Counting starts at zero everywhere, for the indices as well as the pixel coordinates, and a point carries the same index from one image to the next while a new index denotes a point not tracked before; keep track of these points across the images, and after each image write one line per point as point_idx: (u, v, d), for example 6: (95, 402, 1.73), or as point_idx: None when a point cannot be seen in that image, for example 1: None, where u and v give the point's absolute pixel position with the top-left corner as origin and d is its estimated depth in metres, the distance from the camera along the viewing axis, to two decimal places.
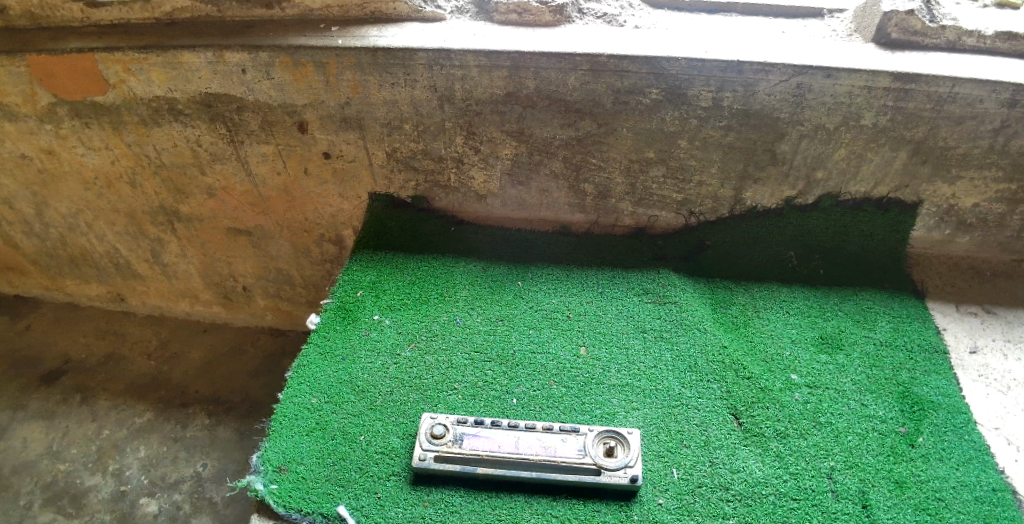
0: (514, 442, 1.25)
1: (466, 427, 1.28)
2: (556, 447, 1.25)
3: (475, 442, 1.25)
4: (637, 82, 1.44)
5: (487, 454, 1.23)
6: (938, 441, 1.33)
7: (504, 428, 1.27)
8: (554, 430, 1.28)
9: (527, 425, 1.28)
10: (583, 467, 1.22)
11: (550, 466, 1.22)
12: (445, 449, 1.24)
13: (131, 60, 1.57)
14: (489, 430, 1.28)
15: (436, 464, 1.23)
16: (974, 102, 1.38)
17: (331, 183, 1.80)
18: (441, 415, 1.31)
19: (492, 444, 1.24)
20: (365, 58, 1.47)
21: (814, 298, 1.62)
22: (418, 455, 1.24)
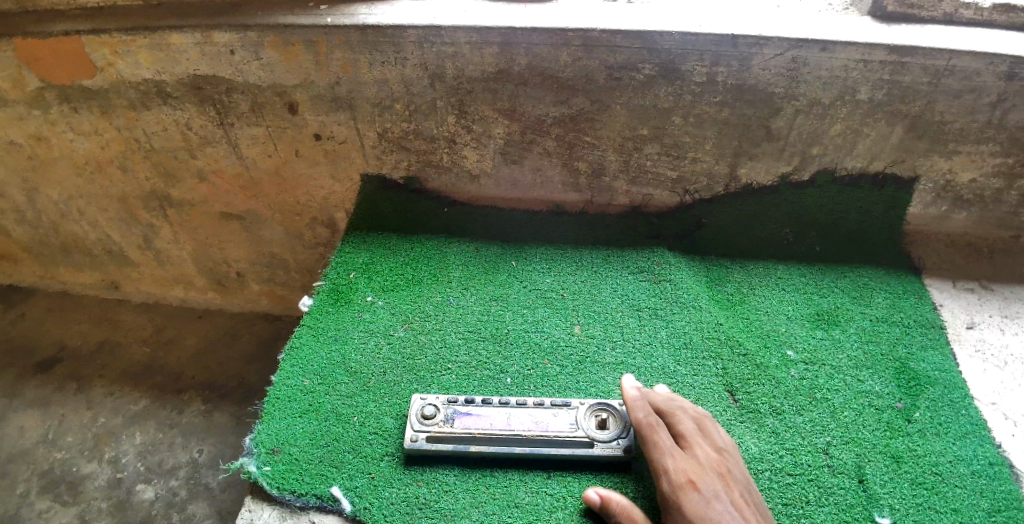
0: (505, 419, 1.25)
1: (457, 406, 1.28)
2: (548, 421, 1.25)
3: (467, 421, 1.25)
4: (631, 56, 1.42)
5: (479, 433, 1.23)
6: (935, 415, 1.33)
7: (495, 405, 1.27)
8: (545, 405, 1.28)
9: (518, 401, 1.28)
10: (575, 440, 1.22)
11: (543, 441, 1.22)
12: (437, 430, 1.24)
13: (119, 41, 1.55)
14: (479, 407, 1.27)
15: (428, 445, 1.22)
16: (972, 75, 1.37)
17: (323, 164, 1.78)
18: (431, 396, 1.30)
19: (485, 422, 1.24)
20: (354, 36, 1.45)
21: (810, 275, 1.61)
22: (409, 436, 1.23)
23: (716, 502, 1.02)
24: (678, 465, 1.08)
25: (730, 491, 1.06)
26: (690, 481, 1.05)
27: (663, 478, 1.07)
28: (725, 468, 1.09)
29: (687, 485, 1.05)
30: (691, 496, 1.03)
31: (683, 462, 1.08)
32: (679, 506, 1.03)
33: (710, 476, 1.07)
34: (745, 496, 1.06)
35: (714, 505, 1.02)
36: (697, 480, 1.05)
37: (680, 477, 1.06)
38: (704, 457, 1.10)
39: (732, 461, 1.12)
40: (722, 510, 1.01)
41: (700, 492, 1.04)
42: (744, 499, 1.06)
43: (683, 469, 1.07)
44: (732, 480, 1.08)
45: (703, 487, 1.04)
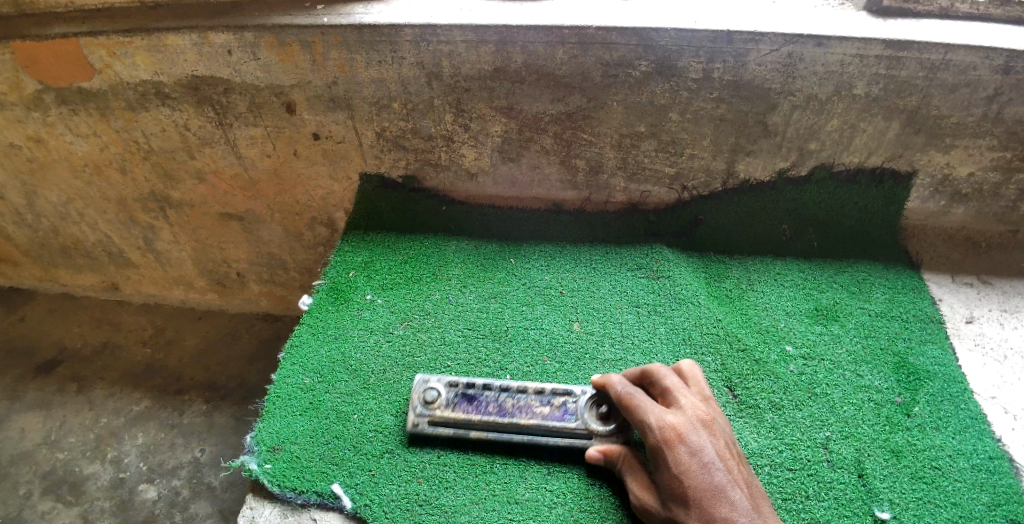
0: (506, 405, 1.25)
1: (459, 391, 1.28)
2: (548, 410, 1.25)
3: (467, 407, 1.25)
4: (627, 53, 1.42)
5: (480, 420, 1.24)
6: (934, 410, 1.33)
7: (496, 391, 1.27)
8: (546, 393, 1.27)
9: (520, 388, 1.28)
10: (574, 432, 1.22)
11: (541, 429, 1.23)
12: (438, 414, 1.25)
13: (116, 43, 1.55)
14: (481, 393, 1.27)
15: (429, 428, 1.25)
16: (968, 69, 1.37)
17: (321, 164, 1.79)
18: (433, 377, 1.29)
19: (486, 409, 1.25)
20: (351, 36, 1.46)
21: (808, 270, 1.61)
22: (412, 420, 1.25)
23: (702, 454, 1.00)
24: (663, 418, 1.05)
25: (714, 441, 1.04)
26: (676, 432, 1.02)
27: (649, 433, 1.04)
28: (708, 419, 1.08)
29: (674, 438, 1.02)
30: (677, 448, 1.01)
31: (668, 415, 1.05)
32: (665, 460, 1.01)
33: (697, 427, 1.05)
34: (728, 446, 1.05)
35: (700, 457, 1.00)
36: (683, 431, 1.03)
37: (665, 430, 1.03)
38: (688, 410, 1.08)
39: (715, 413, 1.11)
40: (707, 460, 1.00)
41: (686, 443, 1.01)
42: (727, 448, 1.05)
43: (669, 421, 1.04)
44: (716, 430, 1.07)
45: (689, 438, 1.02)
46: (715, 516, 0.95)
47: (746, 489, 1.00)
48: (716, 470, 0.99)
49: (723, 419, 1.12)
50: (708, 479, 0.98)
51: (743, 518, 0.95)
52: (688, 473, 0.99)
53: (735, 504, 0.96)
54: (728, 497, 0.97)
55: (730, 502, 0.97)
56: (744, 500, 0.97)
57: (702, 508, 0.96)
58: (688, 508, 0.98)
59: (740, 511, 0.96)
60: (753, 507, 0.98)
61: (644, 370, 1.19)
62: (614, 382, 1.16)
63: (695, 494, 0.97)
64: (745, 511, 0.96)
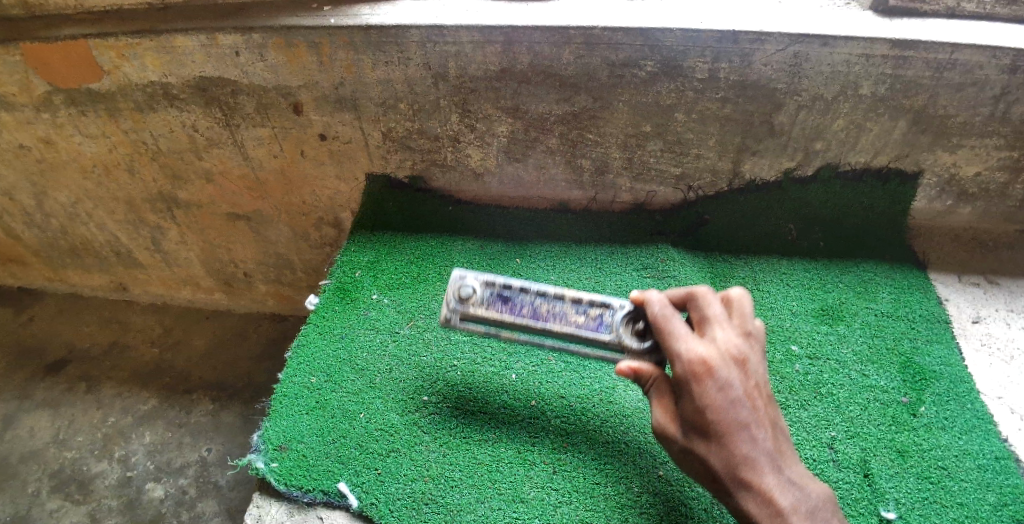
0: (539, 310, 1.13)
1: (494, 290, 1.14)
2: (583, 320, 1.12)
3: (500, 308, 1.13)
4: (632, 54, 1.43)
5: (511, 322, 1.13)
6: (940, 410, 1.33)
7: (531, 295, 1.13)
8: (584, 302, 1.13)
9: (557, 294, 1.13)
10: (607, 345, 1.10)
11: (571, 339, 1.12)
12: (469, 311, 1.14)
13: (125, 45, 1.57)
14: (516, 295, 1.14)
15: (459, 324, 1.15)
16: (974, 68, 1.37)
17: (328, 165, 1.80)
18: (469, 274, 1.15)
19: (519, 311, 1.13)
20: (357, 37, 1.47)
21: (814, 269, 1.61)
22: (444, 315, 1.15)
23: (733, 392, 0.89)
24: (698, 350, 0.91)
25: (749, 377, 0.93)
26: (709, 366, 0.90)
27: (678, 363, 0.92)
28: (747, 352, 0.95)
29: (703, 371, 0.90)
30: (707, 383, 0.89)
31: (703, 347, 0.92)
32: (692, 393, 0.89)
33: (731, 362, 0.92)
34: (761, 382, 0.95)
35: (732, 394, 0.89)
36: (718, 366, 0.90)
37: (694, 362, 0.90)
38: (727, 342, 0.94)
39: (754, 347, 0.99)
40: (738, 399, 0.89)
41: (716, 379, 0.89)
42: (759, 385, 0.94)
43: (703, 353, 0.91)
44: (751, 364, 0.95)
45: (723, 374, 0.90)
46: (735, 455, 0.89)
47: (772, 428, 0.92)
48: (745, 408, 0.90)
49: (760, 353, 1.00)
50: (735, 417, 0.89)
51: (763, 458, 0.89)
52: (716, 410, 0.88)
53: (758, 444, 0.89)
54: (749, 434, 0.89)
55: (753, 441, 0.89)
56: (768, 440, 0.90)
57: (723, 445, 0.89)
58: (708, 442, 0.90)
59: (762, 451, 0.89)
60: (775, 447, 0.91)
61: (687, 295, 1.04)
62: (652, 302, 1.00)
63: (719, 432, 0.88)
64: (766, 451, 0.89)
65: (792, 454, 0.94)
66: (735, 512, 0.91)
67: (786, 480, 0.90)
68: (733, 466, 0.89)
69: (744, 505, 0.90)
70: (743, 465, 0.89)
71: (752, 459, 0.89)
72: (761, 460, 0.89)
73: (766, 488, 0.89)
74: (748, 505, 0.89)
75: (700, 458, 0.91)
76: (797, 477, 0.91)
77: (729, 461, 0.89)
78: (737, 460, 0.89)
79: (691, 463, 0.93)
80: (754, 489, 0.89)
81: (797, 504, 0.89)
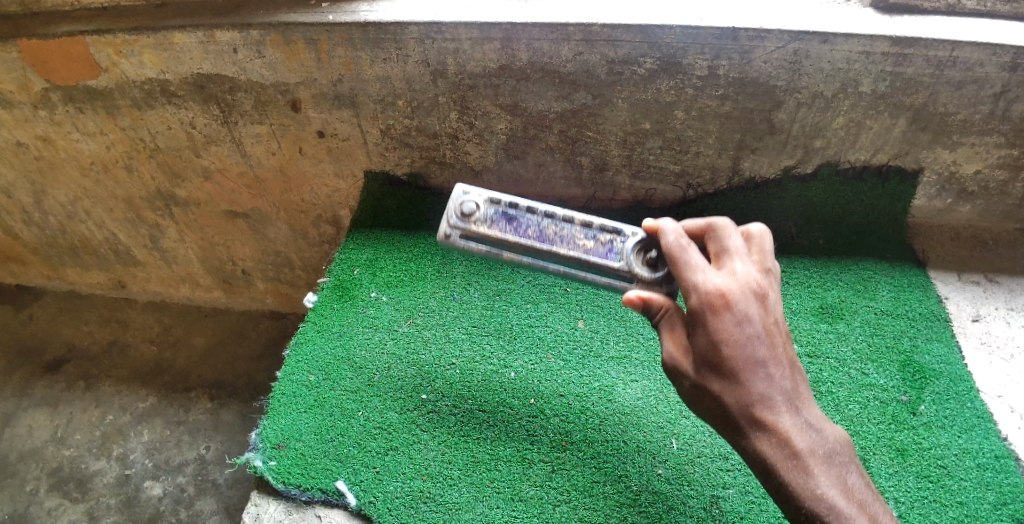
0: (546, 231, 1.11)
1: (500, 208, 1.13)
2: (592, 245, 1.09)
3: (504, 227, 1.12)
4: (632, 51, 1.42)
5: (514, 242, 1.11)
6: (940, 409, 1.33)
7: (537, 216, 1.11)
8: (594, 228, 1.10)
9: (565, 217, 1.11)
10: (616, 272, 1.08)
11: (577, 262, 1.10)
12: (471, 228, 1.12)
13: (123, 42, 1.56)
14: (522, 215, 1.12)
15: (459, 242, 1.14)
16: (974, 66, 1.36)
17: (326, 162, 1.79)
18: (473, 191, 1.13)
19: (524, 231, 1.11)
20: (356, 34, 1.46)
21: (814, 268, 1.60)
22: (443, 232, 1.14)
23: (751, 325, 0.82)
24: (713, 281, 0.85)
25: (768, 312, 0.86)
26: (726, 296, 0.83)
27: (692, 293, 0.85)
28: (767, 287, 0.88)
29: (718, 303, 0.82)
30: (723, 315, 0.82)
31: (720, 278, 0.85)
32: (706, 325, 0.83)
33: (749, 295, 0.84)
34: (780, 318, 0.88)
35: (749, 328, 0.82)
36: (735, 297, 0.83)
37: (709, 293, 0.83)
38: (747, 274, 0.87)
39: (773, 282, 0.92)
40: (755, 332, 0.82)
41: (733, 310, 0.82)
42: (779, 321, 0.87)
43: (719, 283, 0.84)
44: (771, 300, 0.87)
45: (740, 305, 0.83)
46: (750, 392, 0.81)
47: (791, 368, 0.84)
48: (764, 344, 0.82)
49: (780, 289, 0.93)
50: (753, 353, 0.81)
51: (780, 398, 0.81)
52: (731, 344, 0.81)
53: (775, 383, 0.81)
54: (766, 372, 0.81)
55: (770, 379, 0.81)
56: (786, 379, 0.82)
57: (737, 382, 0.81)
58: (722, 378, 0.83)
59: (779, 390, 0.81)
60: (793, 387, 0.83)
61: (706, 228, 0.97)
62: (667, 232, 0.93)
63: (734, 367, 0.81)
64: (783, 391, 0.82)
65: (812, 397, 0.85)
66: (747, 455, 0.83)
67: (804, 422, 0.81)
68: (747, 405, 0.81)
69: (757, 447, 0.81)
70: (757, 403, 0.81)
71: (768, 398, 0.81)
72: (777, 399, 0.81)
73: (782, 429, 0.80)
74: (761, 448, 0.81)
75: (711, 395, 0.84)
76: (817, 420, 0.82)
77: (742, 399, 0.81)
78: (751, 397, 0.81)
79: (702, 401, 0.86)
80: (769, 429, 0.81)
81: (816, 448, 0.80)
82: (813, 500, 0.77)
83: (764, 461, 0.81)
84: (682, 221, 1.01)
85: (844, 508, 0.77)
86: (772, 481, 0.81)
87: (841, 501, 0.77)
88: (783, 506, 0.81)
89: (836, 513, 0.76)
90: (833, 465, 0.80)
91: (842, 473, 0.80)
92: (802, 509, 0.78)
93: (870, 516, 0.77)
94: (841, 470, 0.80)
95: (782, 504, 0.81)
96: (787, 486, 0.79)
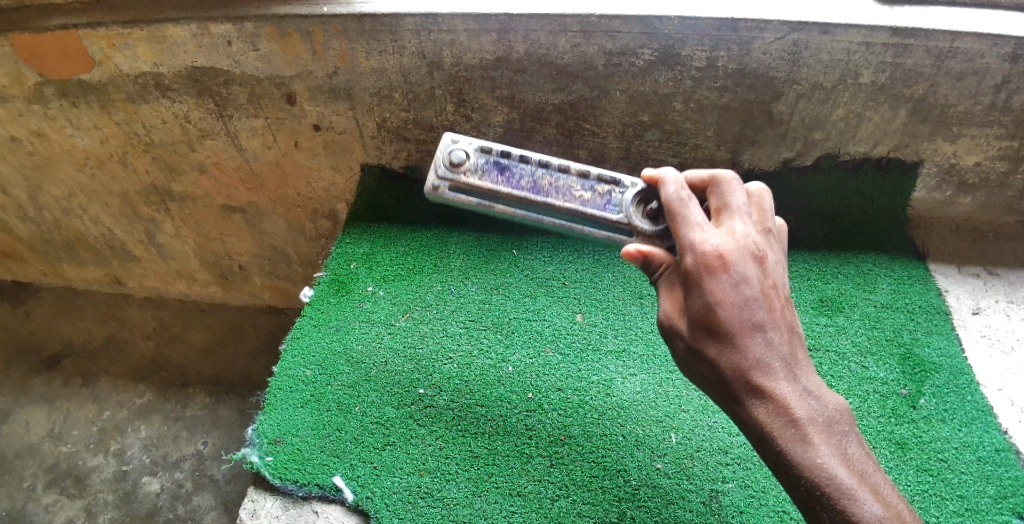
0: (541, 183, 1.14)
1: (491, 158, 1.16)
2: (589, 197, 1.12)
3: (497, 177, 1.15)
4: (630, 42, 1.41)
5: (508, 193, 1.14)
6: (940, 402, 1.32)
7: (532, 166, 1.14)
8: (591, 178, 1.13)
9: (561, 168, 1.14)
10: (615, 224, 1.10)
11: (575, 215, 1.12)
12: (462, 179, 1.15)
13: (116, 35, 1.54)
14: (515, 165, 1.15)
15: (449, 195, 1.16)
16: (975, 57, 1.35)
17: (323, 156, 1.78)
18: (462, 140, 1.17)
19: (517, 182, 1.14)
20: (351, 26, 1.44)
21: (813, 261, 1.58)
22: (431, 184, 1.16)
23: (747, 287, 0.81)
24: (711, 240, 0.84)
25: (764, 275, 0.85)
26: (722, 256, 0.83)
27: (688, 252, 0.85)
28: (764, 249, 0.88)
29: (715, 263, 0.82)
30: (719, 275, 0.82)
31: (718, 238, 0.85)
32: (701, 285, 0.82)
33: (747, 257, 0.84)
34: (778, 282, 0.87)
35: (745, 289, 0.81)
36: (732, 258, 0.83)
37: (707, 252, 0.83)
38: (746, 235, 0.87)
39: (771, 245, 0.92)
40: (752, 293, 0.81)
41: (729, 272, 0.82)
42: (777, 285, 0.86)
43: (716, 243, 0.84)
44: (768, 263, 0.87)
45: (736, 266, 0.82)
46: (746, 356, 0.80)
47: (789, 332, 0.83)
48: (760, 306, 0.81)
49: (778, 252, 0.92)
50: (749, 315, 0.80)
51: (777, 362, 0.80)
52: (727, 305, 0.80)
53: (772, 347, 0.80)
54: (763, 335, 0.80)
55: (767, 343, 0.80)
56: (784, 344, 0.81)
57: (734, 345, 0.80)
58: (717, 341, 0.81)
59: (776, 355, 0.80)
60: (791, 352, 0.82)
61: (710, 180, 0.97)
62: (667, 184, 0.95)
63: (730, 329, 0.80)
64: (781, 355, 0.80)
65: (811, 364, 0.84)
66: (743, 423, 0.82)
67: (802, 389, 0.80)
68: (743, 369, 0.80)
69: (754, 414, 0.80)
70: (754, 368, 0.79)
71: (765, 363, 0.80)
72: (774, 364, 0.80)
73: (780, 396, 0.79)
74: (758, 415, 0.79)
75: (707, 359, 0.83)
76: (816, 387, 0.81)
77: (739, 363, 0.80)
78: (747, 361, 0.80)
79: (697, 364, 0.85)
80: (766, 395, 0.79)
81: (815, 415, 0.78)
82: (812, 469, 0.75)
83: (761, 429, 0.79)
84: (685, 172, 1.01)
85: (844, 479, 0.74)
86: (769, 450, 0.79)
87: (842, 472, 0.75)
88: (781, 477, 0.79)
89: (836, 484, 0.74)
90: (833, 435, 0.78)
91: (843, 443, 0.78)
92: (801, 479, 0.76)
93: (870, 487, 0.75)
94: (842, 440, 0.78)
95: (780, 475, 0.79)
96: (785, 454, 0.77)
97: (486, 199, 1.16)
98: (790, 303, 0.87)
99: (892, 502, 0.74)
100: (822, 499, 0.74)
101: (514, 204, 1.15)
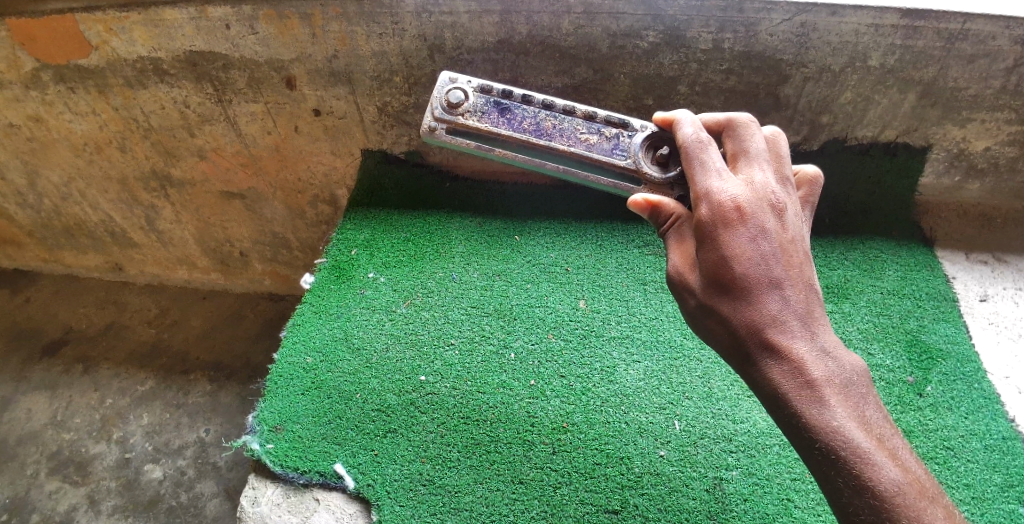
0: (544, 125, 1.14)
1: (491, 98, 1.17)
2: (595, 140, 1.12)
3: (496, 119, 1.15)
4: (634, 23, 1.38)
5: (508, 134, 1.14)
6: (947, 389, 1.31)
7: (535, 107, 1.15)
8: (598, 121, 1.13)
9: (566, 109, 1.14)
10: (622, 170, 1.10)
11: (579, 160, 1.12)
12: (459, 120, 1.16)
13: (112, 19, 1.53)
14: (516, 106, 1.16)
15: (446, 137, 1.17)
16: (987, 39, 1.33)
17: (323, 141, 1.76)
18: (461, 81, 1.18)
19: (519, 125, 1.15)
20: (351, 8, 1.42)
21: (819, 247, 1.55)
22: (427, 126, 1.18)
23: (764, 242, 0.81)
24: (729, 191, 0.83)
25: (783, 228, 0.84)
26: (739, 209, 0.82)
27: (703, 202, 0.84)
28: (784, 201, 0.86)
29: (732, 214, 0.82)
30: (735, 228, 0.81)
31: (736, 188, 0.84)
32: (715, 239, 0.81)
33: (764, 208, 0.83)
34: (797, 236, 0.85)
35: (762, 243, 0.80)
36: (749, 209, 0.82)
37: (724, 203, 0.82)
38: (764, 185, 0.86)
39: (790, 195, 0.90)
40: (767, 247, 0.81)
41: (747, 226, 0.81)
42: (795, 239, 0.85)
43: (733, 194, 0.83)
44: (787, 215, 0.86)
45: (753, 219, 0.81)
46: (761, 314, 0.79)
47: (806, 289, 0.82)
48: (776, 262, 0.81)
49: (797, 204, 0.91)
50: (764, 272, 0.80)
51: (792, 321, 0.79)
52: (742, 260, 0.80)
53: (788, 306, 0.79)
54: (778, 292, 0.80)
55: (782, 301, 0.79)
56: (800, 302, 0.80)
57: (748, 302, 0.80)
58: (730, 299, 0.81)
59: (792, 313, 0.79)
60: (808, 310, 0.80)
61: (726, 123, 0.95)
62: (684, 126, 0.94)
63: (745, 284, 0.80)
64: (797, 313, 0.79)
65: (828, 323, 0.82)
66: (755, 384, 0.81)
67: (819, 350, 0.78)
68: (756, 328, 0.79)
69: (767, 375, 0.79)
70: (768, 327, 0.79)
71: (781, 321, 0.79)
72: (790, 323, 0.79)
73: (795, 356, 0.77)
74: (772, 377, 0.78)
75: (719, 317, 0.82)
76: (833, 347, 0.79)
77: (753, 321, 0.79)
78: (762, 318, 0.79)
79: (707, 322, 0.84)
80: (781, 356, 0.78)
81: (832, 377, 0.77)
82: (828, 434, 0.73)
83: (774, 390, 0.78)
84: (701, 114, 1.00)
85: (861, 443, 0.72)
86: (781, 412, 0.78)
87: (859, 436, 0.73)
88: (794, 441, 0.77)
89: (852, 448, 0.72)
90: (849, 397, 0.76)
91: (860, 406, 0.76)
92: (815, 443, 0.74)
93: (888, 451, 0.73)
94: (859, 403, 0.76)
95: (793, 438, 0.77)
96: (799, 417, 0.76)
97: (483, 142, 1.17)
98: (809, 259, 0.86)
99: (909, 466, 0.73)
100: (837, 464, 0.72)
101: (514, 145, 1.16)
